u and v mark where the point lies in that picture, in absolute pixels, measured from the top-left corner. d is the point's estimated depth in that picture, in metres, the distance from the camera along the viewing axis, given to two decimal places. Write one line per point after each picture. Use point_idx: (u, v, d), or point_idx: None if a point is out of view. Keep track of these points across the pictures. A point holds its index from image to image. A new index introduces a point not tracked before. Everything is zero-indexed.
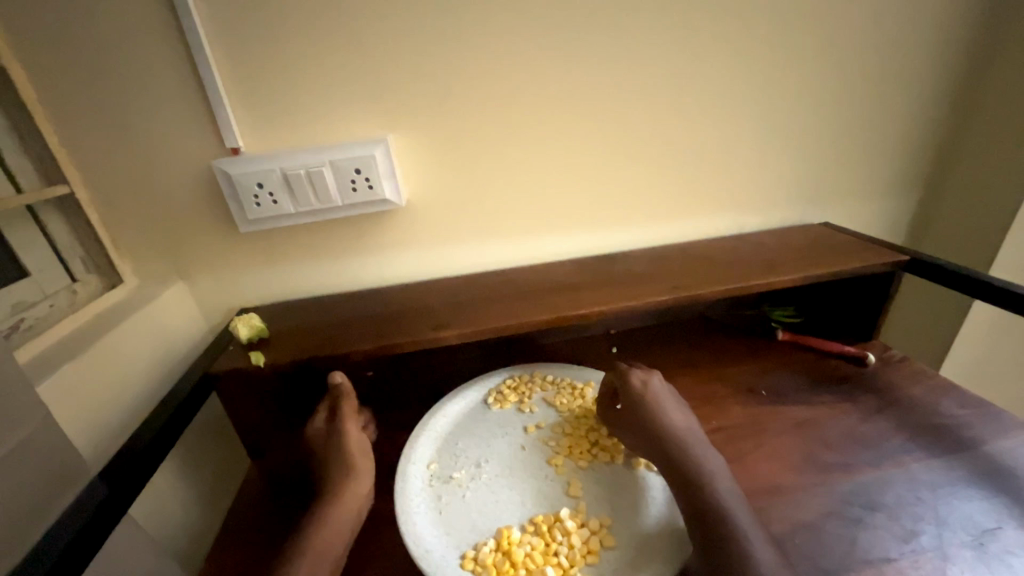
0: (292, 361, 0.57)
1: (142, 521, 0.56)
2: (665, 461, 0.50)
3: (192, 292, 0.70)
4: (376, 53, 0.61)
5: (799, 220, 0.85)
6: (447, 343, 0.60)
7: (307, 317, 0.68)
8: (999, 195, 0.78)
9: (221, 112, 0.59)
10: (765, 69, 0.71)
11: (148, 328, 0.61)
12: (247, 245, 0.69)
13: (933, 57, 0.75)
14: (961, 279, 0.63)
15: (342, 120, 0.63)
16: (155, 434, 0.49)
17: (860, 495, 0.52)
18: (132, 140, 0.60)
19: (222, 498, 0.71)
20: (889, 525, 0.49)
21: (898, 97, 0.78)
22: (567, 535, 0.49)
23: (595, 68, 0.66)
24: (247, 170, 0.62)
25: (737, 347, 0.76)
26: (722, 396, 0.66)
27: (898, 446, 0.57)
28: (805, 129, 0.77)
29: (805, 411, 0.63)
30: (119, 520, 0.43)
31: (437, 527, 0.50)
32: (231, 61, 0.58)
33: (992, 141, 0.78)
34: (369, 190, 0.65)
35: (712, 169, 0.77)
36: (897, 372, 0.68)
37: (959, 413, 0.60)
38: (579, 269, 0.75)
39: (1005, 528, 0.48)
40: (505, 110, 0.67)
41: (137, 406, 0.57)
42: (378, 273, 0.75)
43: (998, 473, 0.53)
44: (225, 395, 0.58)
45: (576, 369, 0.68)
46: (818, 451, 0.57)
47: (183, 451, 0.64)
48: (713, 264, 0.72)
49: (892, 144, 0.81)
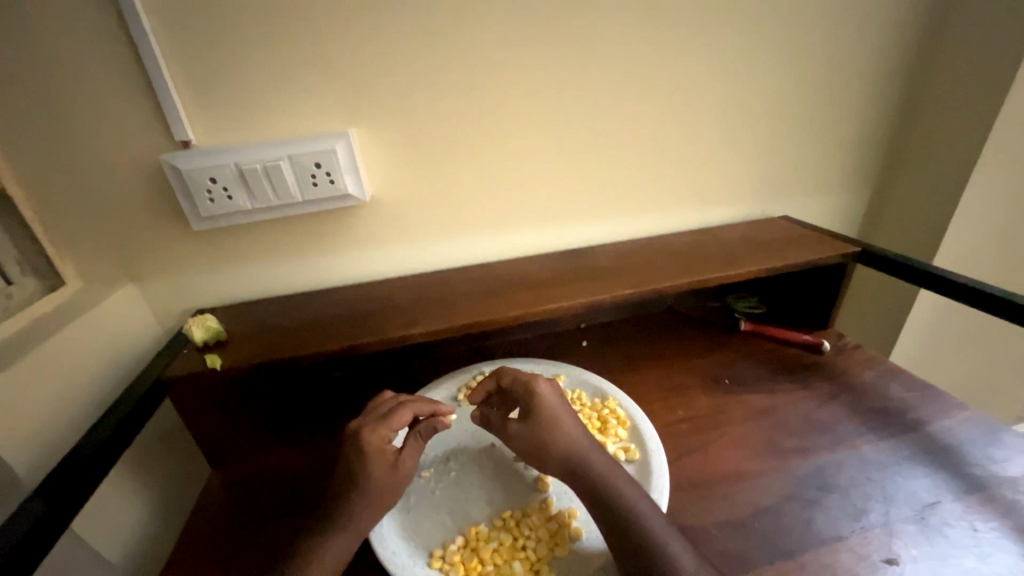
0: (252, 364, 0.55)
1: (93, 535, 0.54)
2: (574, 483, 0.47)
3: (144, 295, 0.67)
4: (334, 43, 0.59)
5: (759, 213, 0.88)
6: (414, 341, 0.59)
7: (268, 318, 0.65)
8: (941, 190, 0.83)
9: (168, 103, 0.56)
10: (725, 66, 0.73)
11: (94, 333, 0.57)
12: (202, 244, 0.66)
13: (881, 57, 0.79)
14: (907, 269, 0.66)
15: (300, 112, 0.61)
16: (106, 439, 0.46)
17: (815, 477, 0.54)
18: (69, 133, 0.56)
19: (181, 508, 0.68)
20: (842, 505, 0.51)
21: (849, 95, 0.81)
22: (534, 529, 0.49)
23: (559, 63, 0.66)
24: (198, 165, 0.59)
25: (702, 338, 0.78)
26: (687, 387, 0.68)
27: (850, 429, 0.60)
28: (764, 126, 0.79)
29: (766, 399, 0.65)
30: (60, 536, 0.40)
31: (405, 528, 0.49)
32: (177, 49, 0.55)
33: (935, 138, 0.82)
34: (330, 186, 0.63)
35: (676, 165, 0.79)
36: (850, 359, 0.71)
37: (907, 396, 0.64)
38: (548, 264, 0.75)
39: (945, 502, 0.51)
40: (470, 103, 0.66)
41: (82, 417, 0.54)
42: (344, 270, 0.73)
43: (939, 451, 0.56)
44: (179, 400, 0.55)
45: (546, 364, 0.68)
46: (777, 437, 0.59)
47: (136, 461, 0.61)
48: (678, 258, 0.74)
49: (845, 140, 0.85)
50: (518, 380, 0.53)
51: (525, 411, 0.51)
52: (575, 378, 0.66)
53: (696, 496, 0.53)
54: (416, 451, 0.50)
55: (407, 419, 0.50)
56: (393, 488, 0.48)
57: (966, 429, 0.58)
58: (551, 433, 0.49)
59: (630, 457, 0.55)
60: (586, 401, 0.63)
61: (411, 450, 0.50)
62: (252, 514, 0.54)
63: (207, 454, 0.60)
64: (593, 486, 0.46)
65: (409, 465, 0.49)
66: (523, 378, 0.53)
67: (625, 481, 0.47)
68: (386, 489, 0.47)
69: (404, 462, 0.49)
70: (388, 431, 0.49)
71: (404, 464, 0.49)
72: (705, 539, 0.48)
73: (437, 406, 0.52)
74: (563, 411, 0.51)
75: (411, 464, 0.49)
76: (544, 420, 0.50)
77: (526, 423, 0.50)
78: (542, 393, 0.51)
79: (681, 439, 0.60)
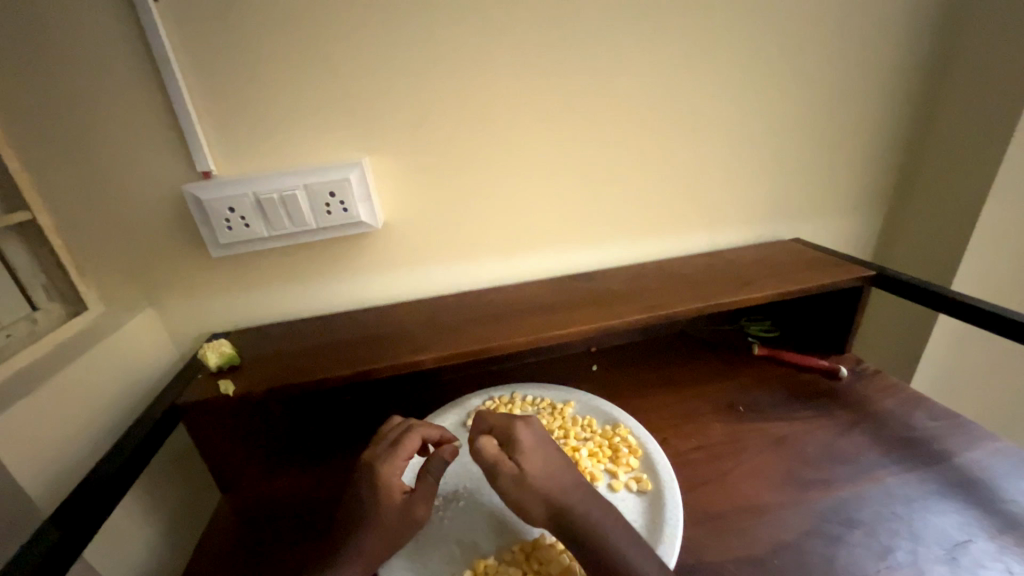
0: (264, 389, 0.56)
1: (104, 561, 0.54)
2: (559, 531, 0.45)
3: (162, 319, 0.68)
4: (352, 78, 0.61)
5: (770, 236, 0.88)
6: (425, 366, 0.59)
7: (282, 343, 0.66)
8: (955, 212, 0.82)
9: (193, 137, 0.59)
10: (732, 92, 0.74)
11: (114, 357, 0.59)
12: (220, 269, 0.68)
13: (888, 82, 0.80)
14: (923, 292, 0.65)
15: (317, 144, 0.64)
16: (121, 465, 0.46)
17: (837, 512, 0.52)
18: (98, 165, 0.59)
19: (190, 534, 0.68)
20: (866, 542, 0.49)
21: (858, 119, 0.81)
22: (545, 563, 0.48)
23: (568, 93, 0.68)
24: (219, 195, 0.61)
25: (715, 363, 0.76)
26: (701, 414, 0.66)
27: (873, 460, 0.58)
28: (773, 150, 0.80)
29: (784, 428, 0.63)
30: (74, 563, 0.40)
31: (413, 560, 0.49)
32: (203, 86, 0.58)
33: (948, 161, 0.82)
34: (344, 213, 0.65)
35: (685, 189, 0.79)
36: (870, 385, 0.69)
37: (931, 425, 0.62)
38: (557, 288, 0.76)
39: (977, 541, 0.48)
40: (480, 133, 0.68)
41: (98, 440, 0.55)
42: (356, 295, 0.74)
43: (969, 485, 0.54)
44: (192, 425, 0.56)
45: (556, 390, 0.68)
46: (796, 468, 0.58)
47: (147, 486, 0.61)
48: (689, 282, 0.73)
49: (856, 163, 0.85)
50: (496, 428, 0.52)
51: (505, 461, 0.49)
52: (586, 404, 0.65)
53: (712, 530, 0.51)
54: (428, 493, 0.49)
55: (416, 447, 0.51)
56: (401, 531, 0.47)
57: (995, 461, 0.56)
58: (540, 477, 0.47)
59: (642, 487, 0.54)
60: (597, 428, 0.62)
61: (422, 492, 0.49)
62: (261, 542, 0.54)
63: (218, 480, 0.60)
64: (583, 538, 0.44)
65: (421, 508, 0.48)
66: (502, 426, 0.52)
67: (618, 529, 0.45)
68: (394, 530, 0.47)
69: (416, 503, 0.48)
70: (399, 464, 0.49)
71: (416, 505, 0.48)
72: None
73: (443, 432, 0.53)
74: (544, 458, 0.49)
75: (423, 508, 0.48)
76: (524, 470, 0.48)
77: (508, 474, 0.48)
78: (520, 440, 0.50)
79: (695, 468, 0.58)
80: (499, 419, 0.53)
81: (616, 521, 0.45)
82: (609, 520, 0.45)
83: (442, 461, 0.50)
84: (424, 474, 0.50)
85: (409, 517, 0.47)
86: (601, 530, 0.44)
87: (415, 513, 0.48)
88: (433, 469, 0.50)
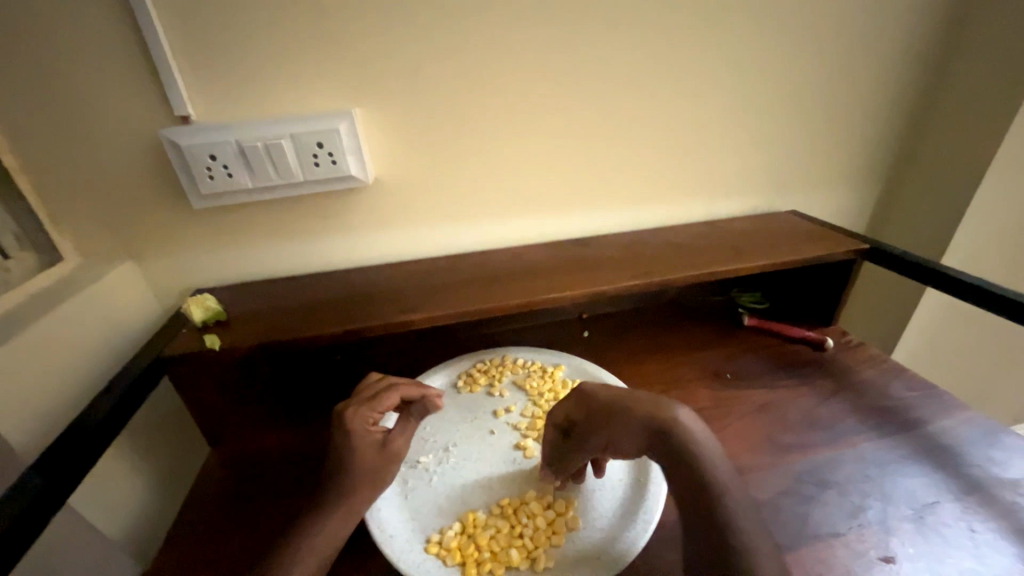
0: (251, 344, 0.55)
1: (91, 510, 0.54)
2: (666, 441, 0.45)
3: (143, 273, 0.66)
4: (339, 17, 0.57)
5: (767, 207, 0.87)
6: (415, 326, 0.59)
7: (269, 299, 0.65)
8: (953, 187, 0.81)
9: (169, 78, 0.55)
10: (740, 52, 0.71)
11: (94, 309, 0.57)
12: (202, 222, 0.65)
13: (900, 48, 0.77)
14: (909, 265, 0.66)
15: (303, 91, 0.60)
16: (105, 415, 0.46)
17: (813, 473, 0.54)
18: (66, 105, 0.55)
19: (180, 488, 0.68)
20: (839, 501, 0.51)
21: (866, 87, 0.79)
22: (532, 517, 0.49)
23: (571, 44, 0.64)
24: (199, 141, 0.58)
25: (704, 331, 0.77)
26: (690, 380, 0.67)
27: (850, 427, 0.60)
28: (777, 118, 0.78)
29: (767, 395, 0.65)
30: (58, 511, 0.40)
31: (403, 512, 0.50)
32: (177, 19, 0.53)
33: (950, 135, 0.81)
34: (332, 166, 0.62)
35: (685, 154, 0.77)
36: (852, 357, 0.71)
37: (908, 395, 0.64)
38: (552, 253, 0.74)
39: (942, 502, 0.51)
40: (476, 85, 0.64)
41: (81, 395, 0.54)
42: (346, 253, 0.72)
43: (938, 450, 0.56)
44: (178, 380, 0.55)
45: (547, 353, 0.68)
46: (777, 433, 0.59)
47: (134, 440, 0.60)
48: (685, 249, 0.73)
49: (859, 134, 0.83)
50: None
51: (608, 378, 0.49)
52: (576, 367, 0.66)
53: None
54: (405, 435, 0.49)
55: (388, 402, 0.50)
56: (376, 472, 0.47)
57: (967, 430, 0.58)
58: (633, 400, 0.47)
59: None
60: None
61: (400, 434, 0.49)
62: (250, 495, 0.54)
63: (206, 435, 0.60)
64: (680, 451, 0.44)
65: (399, 445, 0.49)
66: None
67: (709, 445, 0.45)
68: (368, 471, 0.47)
69: (391, 444, 0.48)
70: (370, 411, 0.49)
71: (393, 444, 0.48)
72: None
73: (425, 390, 0.52)
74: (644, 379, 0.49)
75: (398, 447, 0.48)
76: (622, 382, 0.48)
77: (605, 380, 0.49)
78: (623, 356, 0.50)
79: None
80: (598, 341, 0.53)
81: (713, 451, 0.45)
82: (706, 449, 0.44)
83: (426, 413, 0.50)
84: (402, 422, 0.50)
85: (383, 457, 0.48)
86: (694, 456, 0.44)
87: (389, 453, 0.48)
88: (411, 412, 0.51)
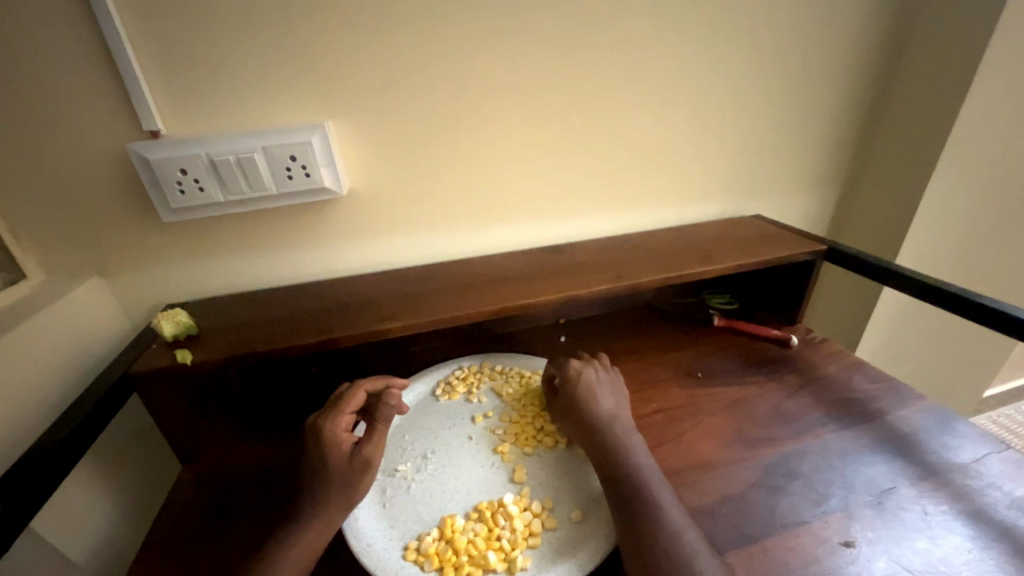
0: (224, 358, 0.54)
1: (54, 534, 0.52)
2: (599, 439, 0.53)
3: (111, 289, 0.65)
4: (311, 33, 0.58)
5: (733, 212, 0.91)
6: (391, 335, 0.59)
7: (243, 313, 0.64)
8: (902, 191, 0.86)
9: (138, 93, 0.55)
10: (700, 66, 0.75)
11: (58, 327, 0.56)
12: (174, 236, 0.64)
13: (847, 62, 0.82)
14: (865, 264, 0.70)
15: (277, 106, 0.61)
16: (69, 435, 0.45)
17: (781, 466, 0.56)
18: (28, 120, 0.54)
19: (150, 509, 0.66)
20: (805, 491, 0.53)
21: (818, 98, 0.84)
22: (510, 519, 0.50)
23: (539, 59, 0.67)
24: (169, 155, 0.57)
25: (677, 332, 0.80)
26: (663, 380, 0.69)
27: (815, 419, 0.62)
28: (738, 127, 0.82)
29: (737, 392, 0.67)
30: (19, 536, 0.38)
31: (381, 521, 0.50)
32: (146, 35, 0.54)
33: (898, 141, 0.86)
34: (306, 178, 0.63)
35: (653, 163, 0.80)
36: (817, 353, 0.74)
37: (868, 388, 0.67)
38: (527, 260, 0.76)
39: (900, 487, 0.53)
40: (449, 99, 0.66)
41: (44, 415, 0.52)
42: (323, 265, 0.73)
43: (897, 439, 0.59)
44: (148, 396, 0.54)
45: (524, 359, 0.69)
46: (746, 428, 0.61)
47: (102, 460, 0.59)
48: (655, 254, 0.75)
49: (815, 142, 0.88)
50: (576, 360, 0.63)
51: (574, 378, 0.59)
52: None
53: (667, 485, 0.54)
54: (378, 434, 0.51)
55: (358, 405, 0.51)
56: (357, 475, 0.48)
57: (922, 418, 0.61)
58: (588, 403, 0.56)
59: None
60: None
61: (374, 434, 0.50)
62: (223, 511, 0.53)
63: (177, 453, 0.58)
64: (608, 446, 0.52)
65: (368, 455, 0.49)
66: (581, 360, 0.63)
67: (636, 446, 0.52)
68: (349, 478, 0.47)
69: (366, 446, 0.50)
70: (342, 418, 0.50)
71: (363, 454, 0.49)
72: None
73: (390, 382, 0.55)
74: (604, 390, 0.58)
75: (372, 447, 0.50)
76: (585, 385, 0.58)
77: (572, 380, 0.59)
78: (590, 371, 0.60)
79: (654, 430, 0.61)
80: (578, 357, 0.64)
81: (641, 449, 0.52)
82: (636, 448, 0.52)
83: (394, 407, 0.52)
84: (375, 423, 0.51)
85: (361, 461, 0.49)
86: (625, 453, 0.51)
87: (366, 456, 0.49)
88: (381, 419, 0.51)
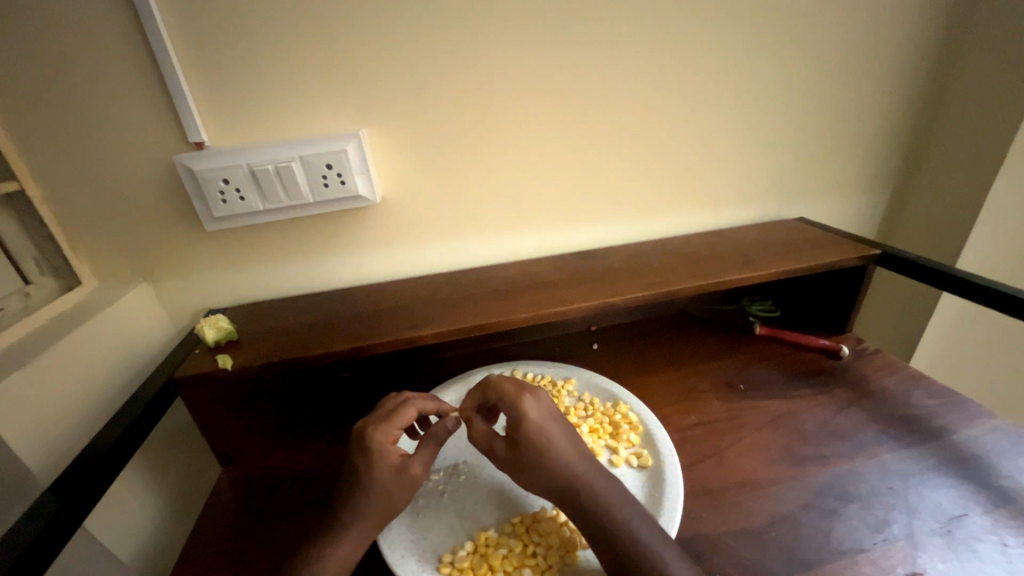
0: (261, 364, 0.55)
1: (104, 531, 0.54)
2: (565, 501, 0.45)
3: (158, 294, 0.68)
4: (347, 45, 0.59)
5: (774, 215, 0.86)
6: (424, 342, 0.59)
7: (280, 319, 0.65)
8: (962, 191, 0.80)
9: (184, 106, 0.57)
10: (740, 65, 0.71)
11: (110, 331, 0.58)
12: (216, 244, 0.66)
13: (902, 54, 0.77)
14: (926, 270, 0.64)
15: (313, 116, 0.62)
16: (119, 438, 0.46)
17: (834, 486, 0.53)
18: (85, 134, 0.57)
19: (191, 506, 0.68)
20: (863, 515, 0.49)
21: (869, 94, 0.79)
22: (545, 535, 0.48)
23: (572, 63, 0.66)
24: (212, 166, 0.59)
25: (715, 341, 0.76)
26: (701, 391, 0.67)
27: (872, 437, 0.58)
28: (780, 126, 0.78)
29: (783, 405, 0.63)
30: (72, 536, 0.40)
31: (415, 531, 0.49)
32: (193, 51, 0.56)
33: (958, 138, 0.80)
34: (341, 186, 0.64)
35: (690, 164, 0.77)
36: (870, 364, 0.69)
37: (929, 403, 0.62)
38: (558, 266, 0.75)
39: (971, 514, 0.49)
40: (481, 106, 0.66)
41: (96, 416, 0.54)
42: (355, 271, 0.73)
43: (965, 461, 0.54)
44: (191, 400, 0.55)
45: (556, 367, 0.68)
46: (796, 444, 0.58)
47: (148, 459, 0.61)
48: (691, 259, 0.73)
49: (865, 140, 0.83)
50: (505, 400, 0.49)
51: (513, 430, 0.48)
52: (585, 381, 0.66)
53: (708, 504, 0.51)
54: (425, 456, 0.49)
55: (410, 420, 0.50)
56: (397, 493, 0.47)
57: (993, 439, 0.56)
58: (541, 463, 0.46)
59: (642, 462, 0.54)
60: (598, 406, 0.62)
61: (419, 456, 0.48)
62: (260, 514, 0.54)
63: (219, 455, 0.60)
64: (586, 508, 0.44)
65: (418, 469, 0.48)
66: (510, 398, 0.49)
67: (616, 495, 0.45)
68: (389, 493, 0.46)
69: (412, 465, 0.48)
70: (393, 430, 0.49)
71: (412, 468, 0.48)
72: (722, 549, 0.47)
73: (440, 404, 0.53)
74: (557, 438, 0.47)
75: (419, 470, 0.48)
76: (531, 453, 0.47)
77: (512, 449, 0.48)
78: (527, 416, 0.48)
79: (694, 444, 0.59)
80: (508, 393, 0.50)
81: (627, 505, 0.44)
82: (621, 505, 0.44)
83: (446, 431, 0.50)
84: (423, 442, 0.49)
85: (402, 481, 0.47)
86: (612, 517, 0.43)
87: (409, 477, 0.47)
88: (432, 436, 0.50)
